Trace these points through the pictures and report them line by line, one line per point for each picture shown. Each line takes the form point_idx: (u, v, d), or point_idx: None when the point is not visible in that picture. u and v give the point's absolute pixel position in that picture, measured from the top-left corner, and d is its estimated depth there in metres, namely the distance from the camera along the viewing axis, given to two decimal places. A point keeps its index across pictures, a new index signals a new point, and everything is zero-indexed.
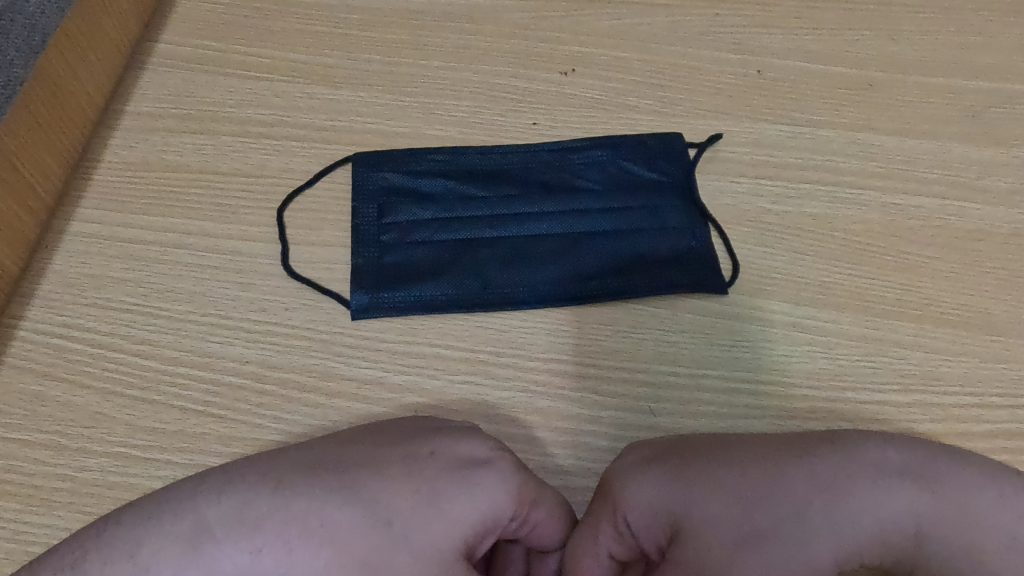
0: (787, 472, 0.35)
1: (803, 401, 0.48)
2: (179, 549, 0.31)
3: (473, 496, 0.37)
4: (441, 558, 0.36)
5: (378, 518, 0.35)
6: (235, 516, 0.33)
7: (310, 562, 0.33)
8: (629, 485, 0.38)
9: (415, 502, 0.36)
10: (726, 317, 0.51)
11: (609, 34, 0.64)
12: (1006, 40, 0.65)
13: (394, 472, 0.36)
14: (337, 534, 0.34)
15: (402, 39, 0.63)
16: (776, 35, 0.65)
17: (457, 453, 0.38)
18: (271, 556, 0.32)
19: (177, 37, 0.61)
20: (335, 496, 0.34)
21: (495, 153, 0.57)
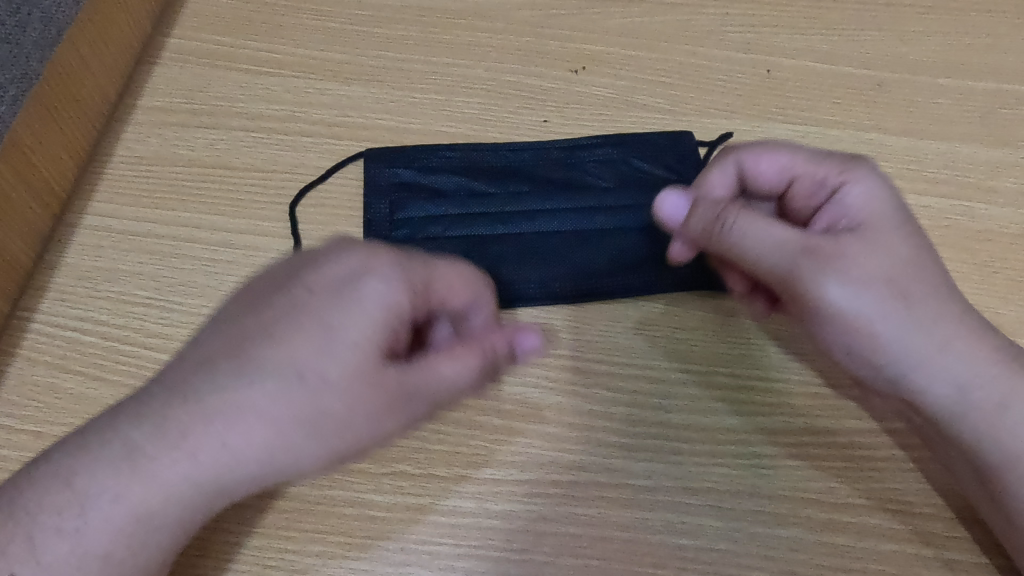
0: (948, 327, 0.42)
1: (815, 399, 0.48)
2: (118, 474, 0.37)
3: (366, 314, 0.36)
4: (365, 377, 0.36)
5: (290, 380, 0.36)
6: (152, 433, 0.36)
7: (249, 442, 0.36)
8: (863, 177, 0.44)
9: (313, 344, 0.36)
10: (737, 315, 0.51)
11: (619, 32, 0.64)
12: (1014, 41, 0.65)
13: (283, 331, 0.36)
14: (249, 405, 0.36)
15: (412, 36, 0.63)
16: (786, 34, 0.65)
17: (340, 270, 0.38)
18: (203, 449, 0.36)
19: (188, 31, 0.61)
20: (236, 368, 0.36)
21: (506, 149, 0.57)
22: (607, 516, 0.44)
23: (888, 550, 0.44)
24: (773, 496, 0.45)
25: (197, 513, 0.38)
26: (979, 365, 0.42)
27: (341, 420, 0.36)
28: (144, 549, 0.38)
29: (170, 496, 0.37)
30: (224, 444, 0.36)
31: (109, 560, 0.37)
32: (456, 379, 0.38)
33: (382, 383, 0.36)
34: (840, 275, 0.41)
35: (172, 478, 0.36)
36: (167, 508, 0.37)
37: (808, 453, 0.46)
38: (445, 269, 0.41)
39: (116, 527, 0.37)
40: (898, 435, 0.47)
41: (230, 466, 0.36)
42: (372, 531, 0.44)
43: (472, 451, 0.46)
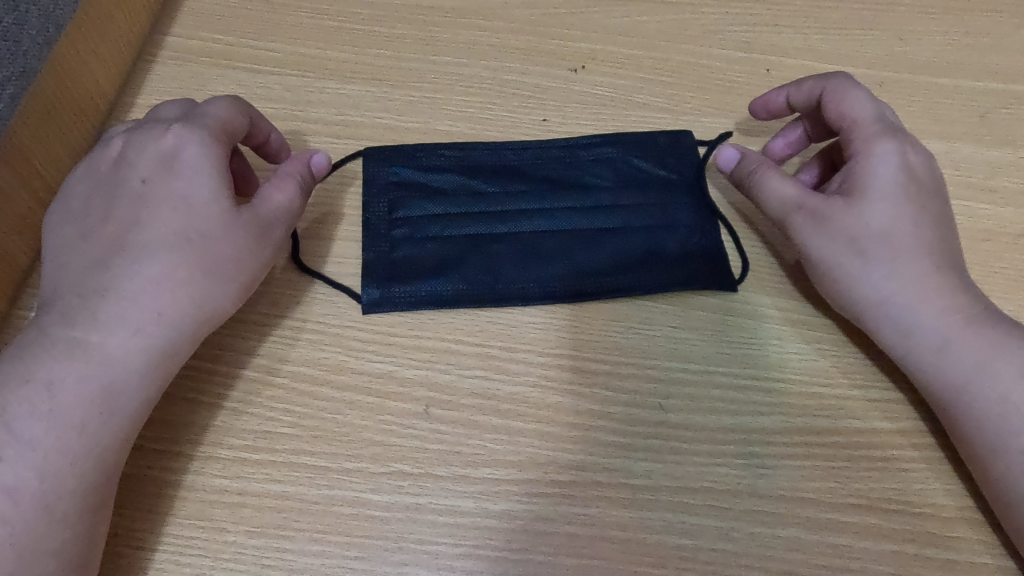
0: (908, 281, 0.47)
1: (814, 399, 0.48)
2: (68, 358, 0.41)
3: (194, 169, 0.45)
4: (231, 229, 0.45)
5: (186, 240, 0.44)
6: (91, 319, 0.42)
7: (180, 297, 0.43)
8: (883, 148, 0.49)
9: (185, 207, 0.45)
10: (737, 315, 0.51)
11: (619, 31, 0.64)
12: (1013, 41, 0.65)
13: (145, 210, 0.45)
14: (179, 267, 0.44)
15: (412, 34, 0.63)
16: (786, 33, 0.65)
17: (153, 156, 0.46)
18: (143, 321, 0.43)
19: (187, 30, 0.61)
20: (124, 258, 0.44)
21: (505, 149, 0.56)
22: (606, 515, 0.44)
23: (887, 550, 0.44)
24: (772, 496, 0.45)
25: (144, 382, 0.43)
26: (929, 323, 0.46)
27: (237, 254, 0.45)
28: (112, 423, 0.42)
29: (128, 368, 0.42)
30: (158, 315, 0.43)
31: (85, 433, 0.41)
32: (292, 203, 0.48)
33: (248, 225, 0.46)
34: (810, 225, 0.49)
35: (117, 349, 0.42)
36: (126, 379, 0.42)
37: (808, 453, 0.46)
38: (217, 104, 0.48)
39: (86, 398, 0.41)
40: (897, 435, 0.47)
41: (167, 326, 0.43)
42: (371, 531, 0.43)
43: (471, 450, 0.46)
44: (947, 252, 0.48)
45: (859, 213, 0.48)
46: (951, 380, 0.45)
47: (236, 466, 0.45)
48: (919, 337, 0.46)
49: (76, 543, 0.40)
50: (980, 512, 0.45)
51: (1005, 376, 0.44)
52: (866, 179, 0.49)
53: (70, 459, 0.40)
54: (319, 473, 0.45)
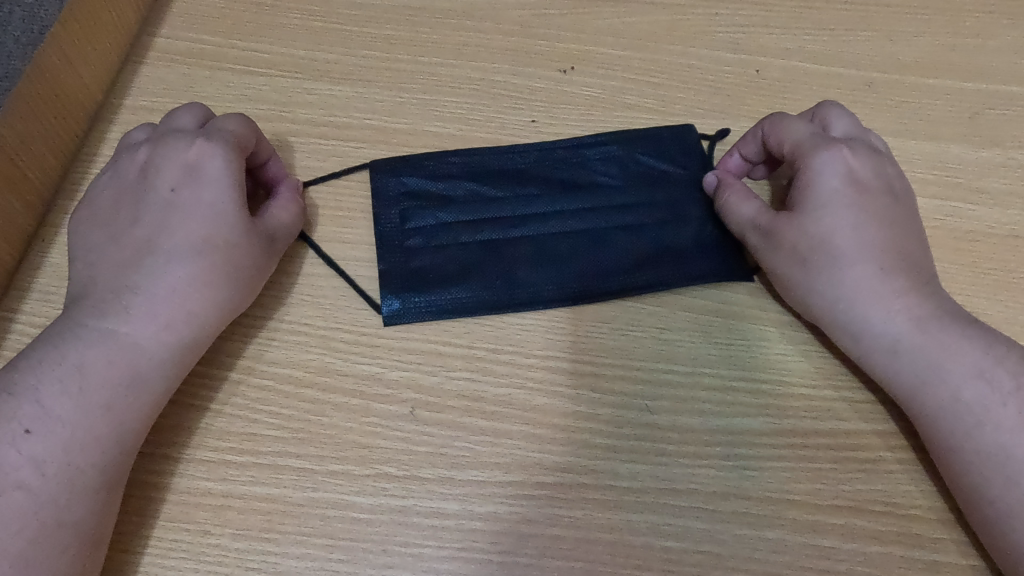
0: (855, 291, 0.47)
1: (802, 400, 0.48)
2: (97, 349, 0.43)
3: (219, 180, 0.47)
4: (250, 239, 0.47)
5: (210, 246, 0.46)
6: (122, 314, 0.44)
7: (202, 300, 0.45)
8: (824, 157, 0.49)
9: (210, 214, 0.46)
10: (724, 316, 0.51)
11: (608, 32, 0.64)
12: (1003, 42, 0.65)
13: (173, 216, 0.46)
14: (206, 268, 0.45)
15: (401, 35, 0.62)
16: (775, 34, 0.65)
17: (179, 166, 0.48)
18: (171, 315, 0.44)
19: (175, 31, 0.61)
20: (151, 260, 0.45)
21: (511, 152, 0.56)
22: (591, 517, 0.44)
23: (873, 552, 0.44)
24: (759, 498, 0.45)
25: (169, 372, 0.44)
26: (881, 331, 0.46)
27: (254, 259, 0.47)
28: (135, 406, 0.43)
29: (154, 357, 0.44)
30: (185, 312, 0.45)
31: (109, 412, 0.42)
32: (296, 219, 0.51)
33: (264, 236, 0.48)
34: (764, 246, 0.50)
35: (142, 343, 0.43)
36: (153, 368, 0.44)
37: (795, 455, 0.46)
38: (230, 120, 0.50)
39: (114, 379, 0.42)
40: (884, 437, 0.47)
41: (192, 322, 0.45)
42: (355, 533, 0.43)
43: (457, 452, 0.45)
44: (897, 254, 0.48)
45: (807, 227, 0.48)
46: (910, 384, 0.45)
47: (221, 468, 0.45)
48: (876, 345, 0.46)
49: (89, 519, 0.40)
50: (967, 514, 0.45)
51: (959, 374, 0.44)
52: (809, 190, 0.49)
53: (93, 436, 0.41)
54: (304, 475, 0.45)
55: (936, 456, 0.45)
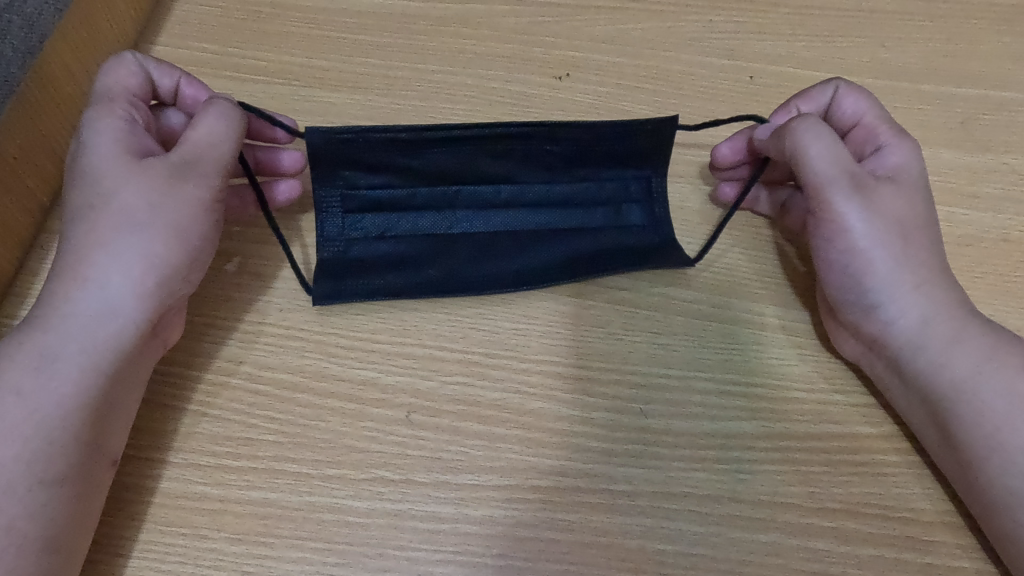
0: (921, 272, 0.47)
1: (794, 404, 0.48)
2: (16, 342, 0.42)
3: (96, 139, 0.45)
4: (143, 184, 0.44)
5: (104, 207, 0.44)
6: (41, 306, 0.43)
7: (109, 261, 0.43)
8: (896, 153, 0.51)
9: (98, 178, 0.44)
10: (719, 319, 0.51)
11: (603, 39, 0.64)
12: (995, 49, 0.66)
13: (70, 195, 0.45)
14: (101, 231, 0.43)
15: (398, 43, 0.63)
16: (769, 40, 0.65)
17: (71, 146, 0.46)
18: (77, 289, 0.43)
19: (173, 39, 0.61)
20: (62, 243, 0.44)
21: (468, 130, 0.48)
22: (586, 521, 0.44)
23: (866, 554, 0.44)
24: (752, 501, 0.45)
25: (85, 344, 0.42)
26: (937, 318, 0.47)
27: (152, 200, 0.44)
28: (55, 388, 0.41)
29: (65, 334, 0.42)
30: (95, 283, 0.43)
31: (22, 398, 0.41)
32: (215, 137, 0.45)
33: (156, 171, 0.44)
34: (847, 191, 0.47)
35: (55, 323, 0.43)
36: (67, 345, 0.42)
37: (788, 458, 0.46)
38: (104, 73, 0.48)
39: (31, 366, 0.42)
40: (877, 440, 0.47)
41: (102, 290, 0.43)
42: (351, 537, 0.44)
43: (452, 456, 0.46)
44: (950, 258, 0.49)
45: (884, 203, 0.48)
46: (955, 377, 0.45)
47: (218, 473, 0.45)
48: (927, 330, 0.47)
49: (33, 518, 0.40)
50: (960, 516, 0.45)
51: (1013, 371, 0.45)
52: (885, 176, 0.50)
53: (12, 425, 0.40)
54: (300, 480, 0.45)
55: (969, 449, 0.44)
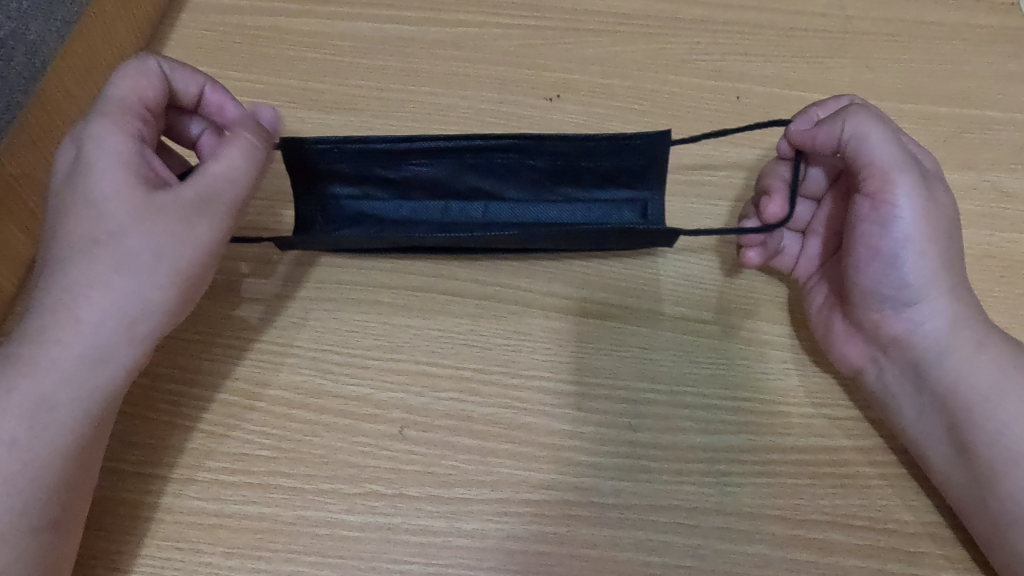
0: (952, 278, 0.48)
1: (780, 417, 0.49)
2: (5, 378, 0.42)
3: (98, 166, 0.43)
4: (147, 224, 0.42)
5: (105, 246, 0.42)
6: (27, 341, 0.42)
7: (104, 302, 0.42)
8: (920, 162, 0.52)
9: (99, 211, 0.42)
10: (707, 335, 0.52)
11: (592, 61, 0.66)
12: (976, 69, 0.67)
13: (66, 222, 0.43)
14: (101, 271, 0.42)
15: (393, 65, 0.65)
16: (755, 61, 0.67)
17: (65, 163, 0.44)
18: (71, 330, 0.42)
19: (172, 63, 0.63)
20: (53, 273, 0.43)
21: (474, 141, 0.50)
22: (575, 533, 0.45)
23: (851, 565, 0.45)
24: (739, 513, 0.46)
25: (83, 392, 0.43)
26: (963, 324, 0.47)
27: (162, 243, 0.43)
28: (46, 436, 0.42)
29: (59, 379, 0.42)
30: (86, 323, 0.42)
31: (16, 446, 0.41)
32: (235, 174, 0.45)
33: (166, 211, 0.43)
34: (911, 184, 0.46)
35: (47, 364, 0.42)
36: (62, 390, 0.42)
37: (774, 471, 0.47)
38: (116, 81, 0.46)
39: (22, 409, 0.41)
40: (861, 452, 0.48)
41: (98, 335, 0.42)
42: (345, 550, 0.44)
43: (444, 471, 0.47)
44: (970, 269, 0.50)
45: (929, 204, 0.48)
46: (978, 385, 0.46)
47: (214, 488, 0.46)
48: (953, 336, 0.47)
49: (24, 561, 0.41)
50: (943, 527, 0.46)
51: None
52: None
53: (6, 475, 0.41)
54: (295, 494, 0.46)
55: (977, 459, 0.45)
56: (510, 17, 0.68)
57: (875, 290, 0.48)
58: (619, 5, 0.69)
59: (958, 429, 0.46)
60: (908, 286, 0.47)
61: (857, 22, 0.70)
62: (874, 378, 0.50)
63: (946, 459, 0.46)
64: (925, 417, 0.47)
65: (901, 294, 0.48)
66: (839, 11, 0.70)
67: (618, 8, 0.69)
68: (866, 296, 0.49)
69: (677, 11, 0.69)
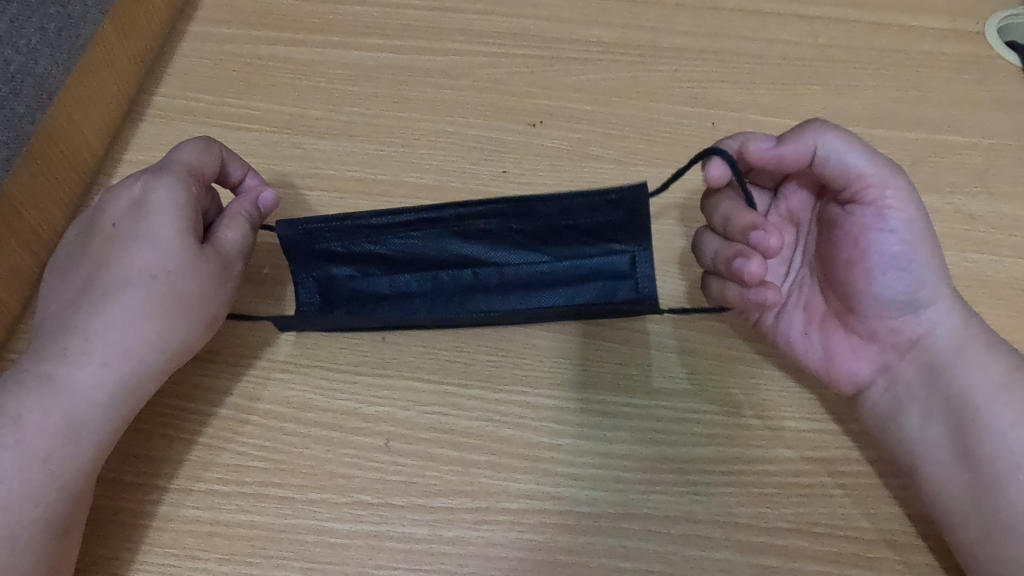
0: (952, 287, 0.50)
1: (748, 430, 0.52)
2: (40, 394, 0.45)
3: (161, 209, 0.48)
4: (188, 268, 0.48)
5: (147, 283, 0.47)
6: (61, 362, 0.46)
7: (137, 335, 0.46)
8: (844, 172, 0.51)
9: (152, 249, 0.48)
10: (679, 350, 0.55)
11: (574, 88, 0.69)
12: (941, 95, 0.70)
13: (117, 254, 0.48)
14: (145, 304, 0.47)
15: (383, 92, 0.67)
16: (730, 87, 0.70)
17: (125, 202, 0.49)
18: (110, 354, 0.46)
19: (172, 91, 0.66)
20: (95, 299, 0.47)
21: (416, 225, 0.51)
22: (552, 540, 0.48)
23: (813, 570, 0.47)
24: (708, 521, 0.48)
25: (107, 412, 0.46)
26: (964, 329, 0.49)
27: (199, 289, 0.48)
28: (73, 452, 0.45)
29: (94, 402, 0.46)
30: (119, 351, 0.46)
31: (47, 462, 0.44)
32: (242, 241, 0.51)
33: (209, 260, 0.49)
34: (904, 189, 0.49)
35: (79, 386, 0.46)
36: (89, 411, 0.46)
37: (742, 481, 0.50)
38: (185, 150, 0.52)
39: (52, 426, 0.45)
40: (824, 463, 0.51)
41: (127, 362, 0.46)
42: (333, 557, 0.47)
43: (428, 481, 0.49)
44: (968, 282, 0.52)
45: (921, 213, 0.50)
46: (984, 388, 0.48)
47: (209, 497, 0.48)
48: (959, 341, 0.49)
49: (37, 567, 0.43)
50: (901, 534, 0.49)
51: None
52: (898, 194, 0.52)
53: (33, 487, 0.44)
54: (286, 504, 0.48)
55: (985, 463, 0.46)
56: (497, 46, 0.71)
57: (881, 299, 0.50)
58: (600, 35, 0.72)
59: (967, 437, 0.47)
60: (911, 293, 0.49)
61: (829, 50, 0.73)
62: (880, 392, 0.51)
63: (949, 467, 0.47)
64: (933, 424, 0.48)
65: (906, 303, 0.49)
66: (812, 40, 0.73)
67: (600, 37, 0.72)
68: (879, 305, 0.50)
69: (656, 40, 0.72)
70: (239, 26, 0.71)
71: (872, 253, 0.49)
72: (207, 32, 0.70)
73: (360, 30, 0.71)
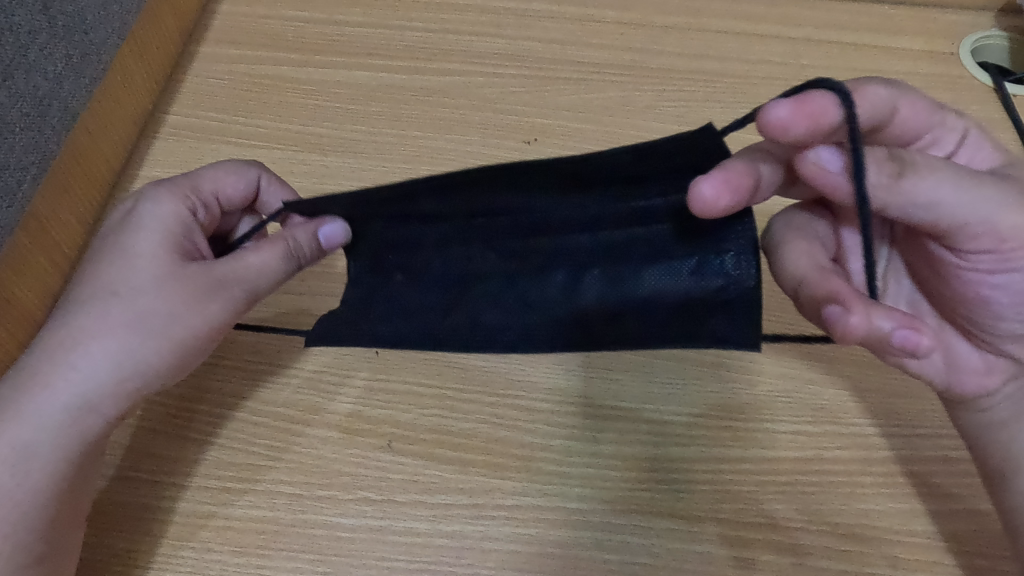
0: None
1: (729, 431, 0.55)
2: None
3: (144, 228, 0.49)
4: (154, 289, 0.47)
5: (111, 302, 0.47)
6: (18, 382, 0.46)
7: (95, 357, 0.46)
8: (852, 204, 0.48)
9: (126, 267, 0.48)
10: (664, 357, 0.58)
11: (567, 107, 0.72)
12: None
13: (93, 270, 0.48)
14: (105, 323, 0.46)
15: (385, 110, 0.71)
16: (715, 106, 0.73)
17: (119, 218, 0.51)
18: (62, 375, 0.46)
19: (185, 110, 0.70)
20: (62, 317, 0.47)
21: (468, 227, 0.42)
22: (544, 534, 0.51)
23: (789, 562, 0.50)
24: (690, 516, 0.52)
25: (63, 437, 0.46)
26: None
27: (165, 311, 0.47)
28: (41, 470, 0.46)
29: (42, 425, 0.46)
30: (75, 373, 0.46)
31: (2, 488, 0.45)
32: (264, 266, 0.49)
33: (184, 279, 0.48)
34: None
35: (35, 405, 0.46)
36: (45, 433, 0.46)
37: (722, 479, 0.53)
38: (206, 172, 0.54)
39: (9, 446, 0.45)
40: (800, 462, 0.54)
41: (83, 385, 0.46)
42: (338, 549, 0.50)
43: (428, 479, 0.52)
44: None
45: None
46: None
47: (222, 494, 0.51)
48: None
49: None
50: (872, 529, 0.51)
51: None
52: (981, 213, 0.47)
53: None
54: (294, 500, 0.51)
55: None
56: (492, 66, 0.74)
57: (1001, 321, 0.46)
58: (591, 56, 0.76)
59: None
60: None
61: (809, 70, 0.76)
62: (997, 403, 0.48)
63: None
64: None
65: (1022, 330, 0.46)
66: (793, 60, 0.77)
67: (591, 58, 0.76)
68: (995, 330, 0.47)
69: (644, 61, 0.76)
70: (248, 48, 0.74)
71: (958, 282, 0.46)
72: (218, 54, 0.74)
73: (363, 51, 0.75)
